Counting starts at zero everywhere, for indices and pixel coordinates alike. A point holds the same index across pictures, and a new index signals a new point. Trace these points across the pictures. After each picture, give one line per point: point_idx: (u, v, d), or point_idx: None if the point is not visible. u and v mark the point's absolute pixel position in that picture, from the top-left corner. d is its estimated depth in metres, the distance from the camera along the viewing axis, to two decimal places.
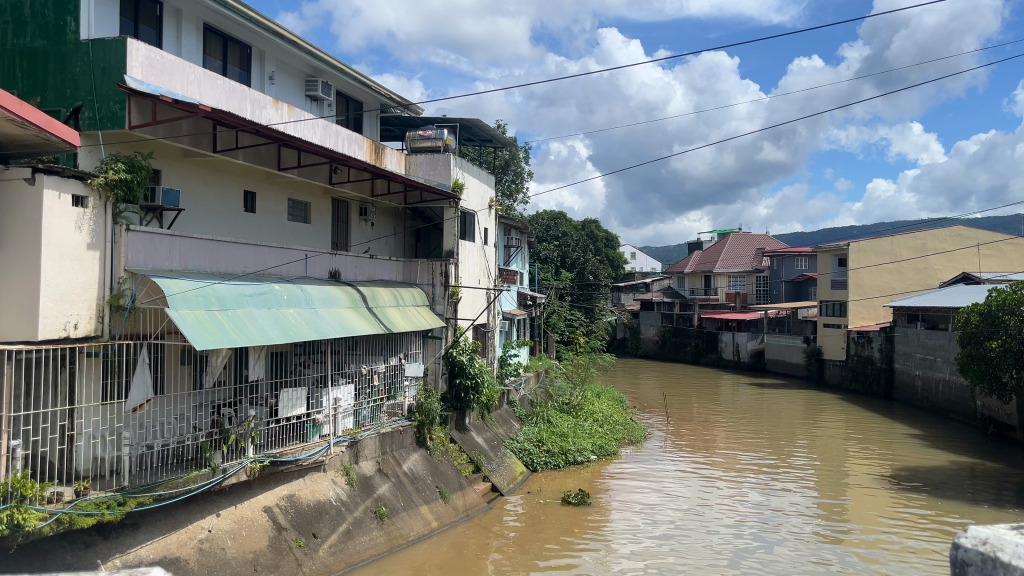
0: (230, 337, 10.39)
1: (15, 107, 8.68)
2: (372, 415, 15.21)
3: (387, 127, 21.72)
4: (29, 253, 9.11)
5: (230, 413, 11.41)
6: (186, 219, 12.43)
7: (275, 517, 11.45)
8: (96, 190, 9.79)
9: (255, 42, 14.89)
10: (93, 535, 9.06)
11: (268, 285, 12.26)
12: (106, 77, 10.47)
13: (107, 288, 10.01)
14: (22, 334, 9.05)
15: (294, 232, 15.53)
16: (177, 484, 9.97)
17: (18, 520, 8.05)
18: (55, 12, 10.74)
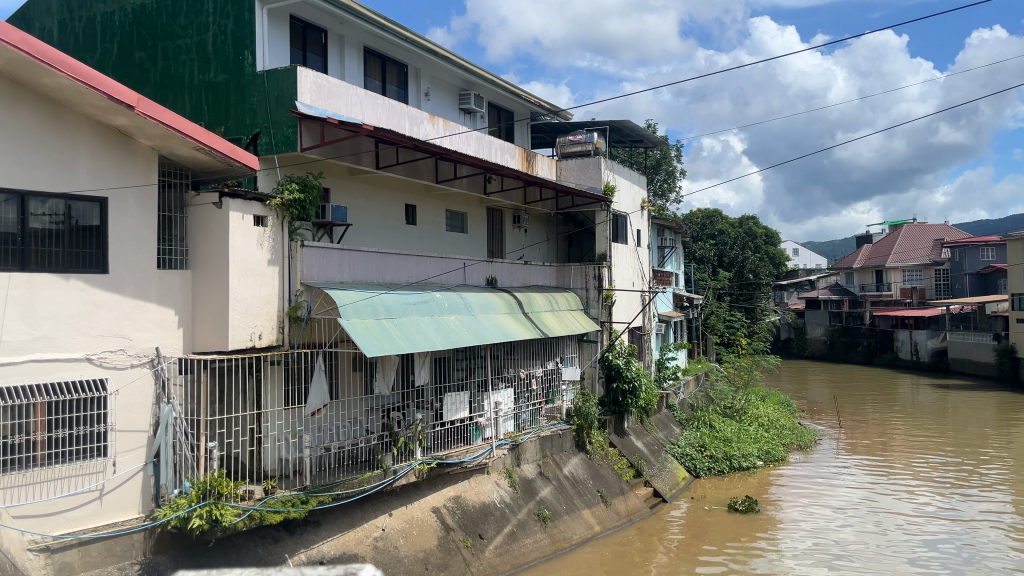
0: (398, 344, 10.87)
1: (202, 136, 9.57)
2: (531, 418, 15.44)
3: (539, 134, 22.02)
4: (218, 271, 9.97)
5: (400, 416, 11.94)
6: (353, 233, 13.16)
7: (443, 517, 11.86)
8: (274, 210, 10.52)
9: (411, 61, 15.50)
10: (281, 531, 9.87)
11: (431, 293, 12.70)
12: (280, 104, 11.19)
13: (286, 300, 10.71)
14: (216, 345, 9.98)
15: (452, 242, 16.05)
16: (353, 484, 10.56)
17: (215, 516, 9.04)
18: (234, 47, 11.60)
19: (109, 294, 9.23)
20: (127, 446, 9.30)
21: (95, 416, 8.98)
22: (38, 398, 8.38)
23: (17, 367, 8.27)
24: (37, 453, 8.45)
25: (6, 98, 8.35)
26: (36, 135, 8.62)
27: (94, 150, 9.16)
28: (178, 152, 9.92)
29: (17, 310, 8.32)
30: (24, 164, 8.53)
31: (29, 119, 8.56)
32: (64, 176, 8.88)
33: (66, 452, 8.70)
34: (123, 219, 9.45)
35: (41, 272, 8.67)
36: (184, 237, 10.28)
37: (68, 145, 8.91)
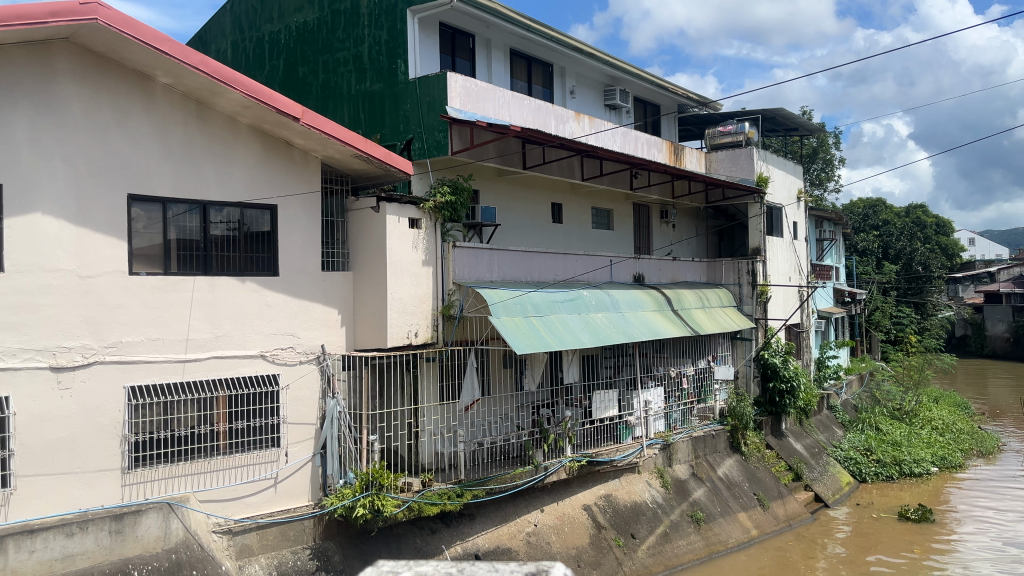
0: (546, 342, 10.94)
1: (361, 144, 10.03)
2: (682, 418, 15.15)
3: (687, 127, 21.55)
4: (376, 272, 10.43)
5: (549, 413, 12.06)
6: (502, 233, 13.43)
7: (594, 515, 11.93)
8: (428, 212, 10.88)
9: (556, 60, 15.57)
10: (438, 522, 10.38)
11: (579, 290, 12.71)
12: (431, 110, 11.54)
13: (439, 300, 11.03)
14: (376, 343, 10.44)
15: (598, 239, 16.04)
16: (506, 479, 10.89)
17: (377, 506, 9.52)
18: (388, 56, 12.09)
19: (281, 296, 9.91)
20: (299, 437, 9.94)
21: (269, 409, 9.70)
22: (219, 392, 9.25)
23: (202, 363, 9.17)
24: (220, 442, 9.32)
25: (187, 116, 9.19)
26: (212, 148, 9.41)
27: (262, 159, 9.84)
28: (339, 160, 10.46)
29: (201, 311, 9.20)
30: (202, 174, 9.32)
31: (207, 134, 9.36)
32: (237, 184, 9.62)
33: (245, 442, 9.49)
34: (291, 225, 10.08)
35: (221, 275, 9.47)
36: (345, 240, 10.87)
37: (239, 156, 9.64)
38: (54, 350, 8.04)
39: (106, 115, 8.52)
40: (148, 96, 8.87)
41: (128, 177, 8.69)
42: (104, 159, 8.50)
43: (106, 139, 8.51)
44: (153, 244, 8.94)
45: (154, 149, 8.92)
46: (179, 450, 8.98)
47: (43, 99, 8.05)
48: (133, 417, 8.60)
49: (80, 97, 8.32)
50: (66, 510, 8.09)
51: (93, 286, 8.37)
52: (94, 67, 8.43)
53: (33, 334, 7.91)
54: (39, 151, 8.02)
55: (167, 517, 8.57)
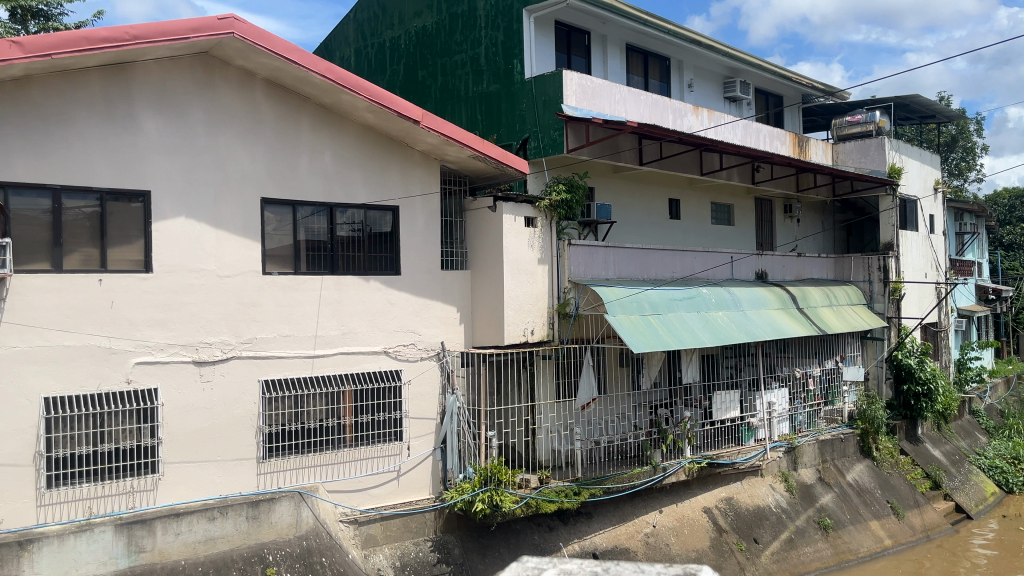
0: (664, 341, 10.78)
1: (478, 145, 10.17)
2: (809, 420, 14.51)
3: (812, 117, 20.72)
4: (494, 269, 10.54)
5: (667, 413, 11.86)
6: (619, 230, 13.35)
7: (715, 518, 11.81)
8: (543, 211, 10.90)
9: (674, 54, 15.30)
10: (555, 520, 10.58)
11: (698, 288, 12.42)
12: (547, 108, 11.57)
13: (555, 298, 11.00)
14: (494, 340, 10.53)
15: (718, 235, 15.66)
16: (623, 479, 10.90)
17: (496, 501, 9.64)
18: (504, 57, 12.22)
19: (403, 294, 10.21)
20: (420, 432, 10.22)
21: (392, 404, 10.01)
22: (345, 387, 9.61)
23: (329, 359, 9.57)
24: (347, 435, 9.69)
25: (315, 122, 9.60)
26: (337, 152, 9.78)
27: (384, 162, 10.15)
28: (457, 161, 10.65)
29: (328, 309, 9.59)
30: (329, 177, 9.71)
31: (333, 139, 9.74)
32: (361, 186, 9.96)
33: (369, 436, 9.84)
34: (412, 225, 10.36)
35: (347, 274, 9.83)
36: (463, 240, 11.04)
37: (363, 159, 9.98)
38: (197, 345, 8.61)
39: (242, 123, 9.02)
40: (289, 106, 9.40)
41: (262, 180, 9.16)
42: (241, 164, 9.00)
43: (242, 145, 9.01)
44: (284, 245, 9.39)
45: (297, 157, 9.44)
46: (308, 441, 9.38)
47: (187, 110, 8.62)
48: (266, 409, 9.08)
49: (220, 106, 8.85)
50: (207, 496, 8.67)
51: (231, 285, 8.88)
52: (232, 78, 8.95)
53: (177, 330, 8.50)
54: (184, 157, 8.59)
55: (298, 505, 8.93)
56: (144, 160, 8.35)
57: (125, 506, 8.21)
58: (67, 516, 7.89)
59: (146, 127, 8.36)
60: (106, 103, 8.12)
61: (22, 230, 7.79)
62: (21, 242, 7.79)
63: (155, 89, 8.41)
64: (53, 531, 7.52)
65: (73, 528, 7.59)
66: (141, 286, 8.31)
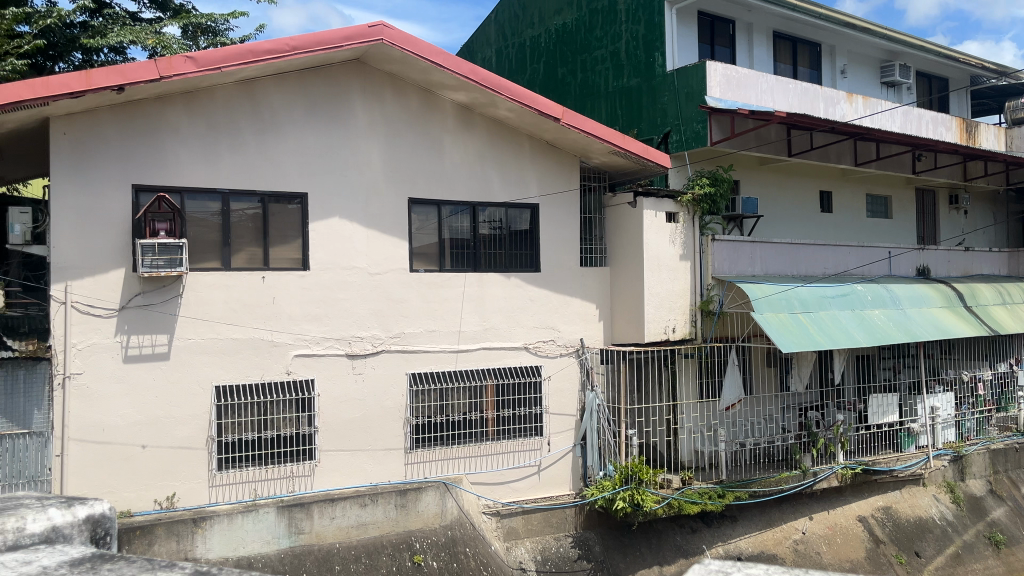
0: (816, 341, 10.31)
1: (618, 140, 9.99)
2: (978, 427, 13.37)
3: (981, 101, 19.21)
4: (635, 266, 10.42)
5: (818, 416, 11.32)
6: (766, 225, 12.90)
7: (871, 528, 11.30)
8: (685, 206, 10.67)
9: (825, 39, 14.59)
10: (698, 522, 10.44)
11: (852, 285, 11.79)
12: (690, 101, 11.32)
13: (698, 295, 10.76)
14: (633, 337, 10.39)
15: (875, 229, 14.80)
16: (771, 483, 10.52)
17: (637, 500, 9.56)
18: (645, 51, 12.05)
19: (543, 290, 10.28)
20: (561, 427, 10.26)
21: (533, 398, 10.13)
22: (488, 381, 9.81)
23: (472, 354, 9.78)
24: (489, 429, 9.89)
25: (461, 124, 9.84)
26: (483, 153, 9.99)
27: (526, 161, 10.26)
28: (598, 158, 10.60)
29: (472, 305, 9.81)
30: (473, 177, 9.93)
31: (477, 140, 9.95)
32: (503, 185, 10.12)
33: (511, 430, 10.00)
34: (552, 222, 10.40)
35: (489, 271, 10.01)
36: (603, 237, 10.99)
37: (506, 159, 10.14)
38: (350, 339, 9.05)
39: (392, 126, 9.38)
40: (437, 108, 9.69)
41: (411, 181, 9.49)
42: (391, 166, 9.36)
43: (391, 147, 9.36)
44: (431, 243, 9.69)
45: (442, 158, 9.71)
46: (453, 433, 9.67)
47: (342, 115, 9.07)
48: (413, 402, 9.39)
49: (372, 111, 9.24)
50: (358, 483, 9.09)
51: (380, 282, 9.25)
52: (383, 83, 9.32)
53: (332, 324, 8.95)
54: (339, 161, 9.04)
55: (443, 495, 9.18)
56: (304, 164, 8.86)
57: (286, 490, 8.75)
58: (235, 497, 8.51)
59: (305, 132, 8.86)
60: (271, 110, 8.69)
61: (196, 232, 8.44)
62: (194, 243, 8.44)
63: (313, 96, 8.90)
64: (223, 510, 8.11)
65: (240, 508, 8.14)
66: (299, 283, 8.81)
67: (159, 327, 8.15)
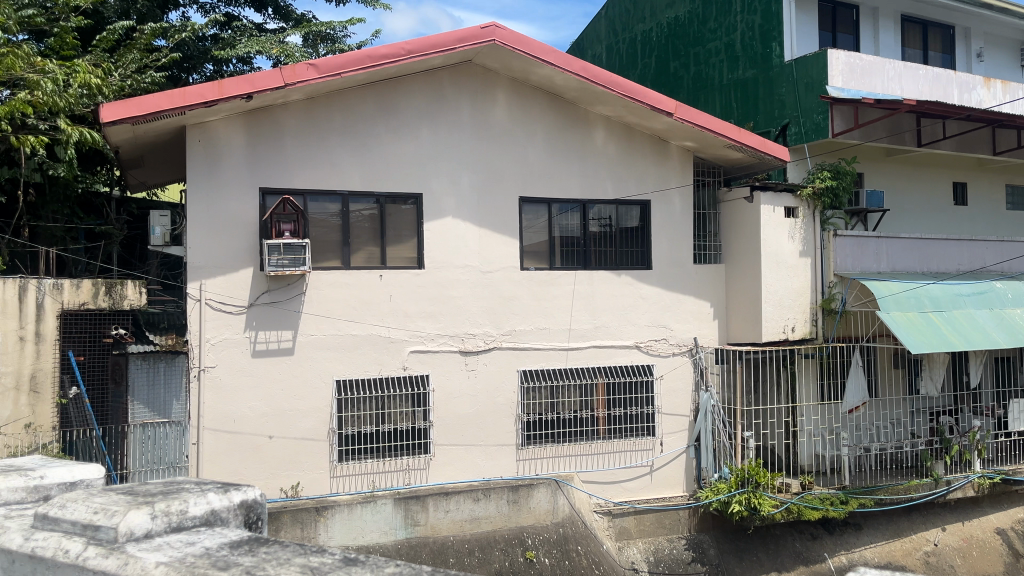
0: (949, 341, 9.87)
1: (733, 134, 9.74)
2: None
3: None
4: (751, 263, 10.13)
5: (952, 422, 10.71)
6: (892, 219, 12.28)
7: (1011, 541, 10.89)
8: (805, 200, 10.27)
9: (958, 21, 13.75)
10: (820, 529, 10.09)
11: (989, 282, 11.04)
12: (810, 91, 10.89)
13: (819, 292, 10.35)
14: (750, 336, 10.10)
15: (1015, 222, 13.83)
16: (899, 491, 10.05)
17: (755, 504, 9.29)
18: (762, 41, 11.69)
19: (654, 288, 10.13)
20: (674, 428, 10.10)
21: (645, 398, 10.04)
22: (598, 379, 9.78)
23: (583, 352, 9.76)
24: (600, 427, 9.85)
25: (570, 122, 9.83)
26: (593, 150, 9.94)
27: (637, 157, 10.15)
28: (712, 152, 10.36)
29: (582, 303, 9.78)
30: (583, 175, 9.89)
31: (587, 138, 9.91)
32: (614, 183, 10.03)
33: (622, 429, 9.93)
34: (663, 218, 10.23)
35: (600, 269, 9.94)
36: (717, 233, 10.71)
37: (616, 157, 10.05)
38: (463, 336, 9.20)
39: (503, 126, 9.47)
40: (547, 107, 9.72)
41: (522, 180, 9.55)
42: (502, 165, 9.44)
43: (501, 147, 9.45)
44: (542, 241, 9.73)
45: (552, 157, 9.72)
46: (566, 431, 9.70)
47: (454, 117, 9.23)
48: (525, 398, 9.47)
49: (483, 112, 9.37)
50: (472, 478, 9.22)
51: (492, 280, 9.36)
52: (494, 84, 9.43)
53: (446, 322, 9.13)
54: (451, 162, 9.20)
55: (555, 493, 9.23)
56: (418, 166, 9.07)
57: (402, 482, 8.98)
58: (354, 488, 8.80)
59: (419, 135, 9.07)
60: (386, 115, 8.93)
61: (317, 232, 8.76)
62: (316, 243, 8.76)
63: (427, 99, 9.11)
64: (343, 500, 8.41)
65: (359, 499, 8.42)
66: (414, 281, 9.02)
67: (284, 323, 8.52)
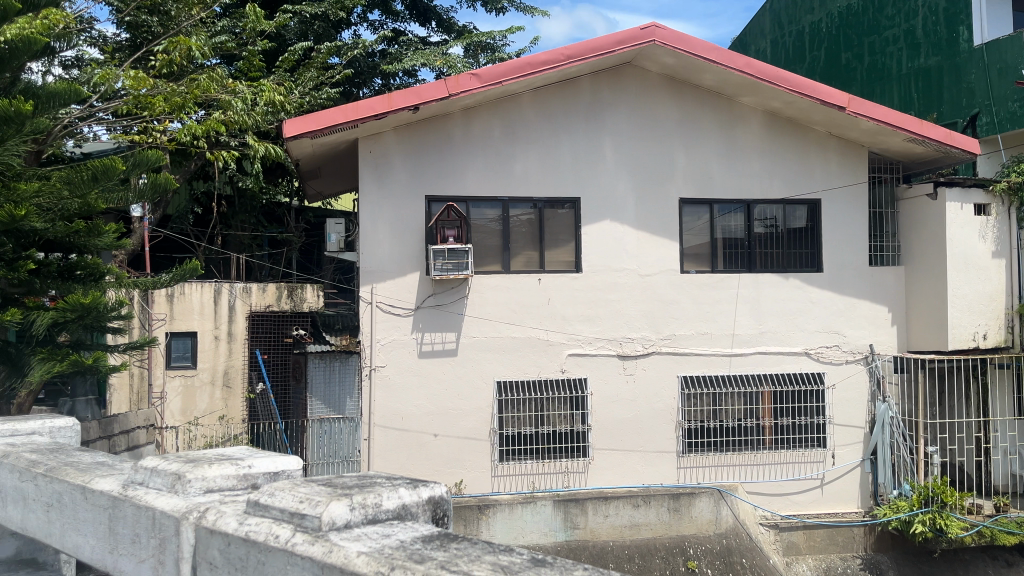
0: None
1: (915, 126, 9.04)
2: None
3: None
4: (935, 265, 9.38)
5: None
6: None
7: None
8: (999, 195, 9.45)
9: None
10: (1015, 555, 9.27)
11: None
12: (1003, 77, 9.99)
13: (1016, 297, 9.48)
14: (934, 344, 9.38)
15: None
16: None
17: (941, 526, 8.62)
18: (947, 25, 10.85)
19: (825, 292, 9.62)
20: (847, 440, 9.55)
21: (814, 408, 9.55)
22: (763, 388, 9.38)
23: (748, 358, 9.42)
24: (765, 437, 9.43)
25: (731, 119, 9.52)
26: (757, 148, 9.57)
27: (806, 154, 9.68)
28: (890, 147, 9.71)
29: (746, 307, 9.43)
30: (747, 174, 9.54)
31: (749, 136, 9.56)
32: (779, 181, 9.61)
33: (791, 439, 9.47)
34: (835, 218, 9.70)
35: (765, 272, 9.55)
36: (897, 233, 9.97)
37: (783, 154, 9.64)
38: (621, 340, 9.13)
39: (663, 127, 9.33)
40: (709, 106, 9.48)
41: (681, 181, 9.35)
42: (662, 167, 9.30)
43: (661, 148, 9.31)
44: (703, 243, 9.48)
45: (713, 157, 9.46)
46: (728, 440, 9.37)
47: (611, 118, 9.20)
48: (686, 405, 9.26)
49: (642, 113, 9.28)
50: (631, 483, 9.13)
51: (651, 283, 9.24)
52: (652, 84, 9.32)
53: (605, 325, 9.10)
54: (608, 163, 9.17)
55: (718, 502, 8.94)
56: (575, 168, 9.10)
57: (562, 485, 9.01)
58: (515, 488, 8.95)
59: (578, 139, 9.12)
60: (545, 118, 9.05)
61: (478, 238, 8.97)
62: (478, 248, 8.98)
63: (584, 102, 9.14)
64: (505, 500, 8.59)
65: (520, 500, 8.57)
66: (573, 285, 9.06)
67: (448, 324, 8.81)
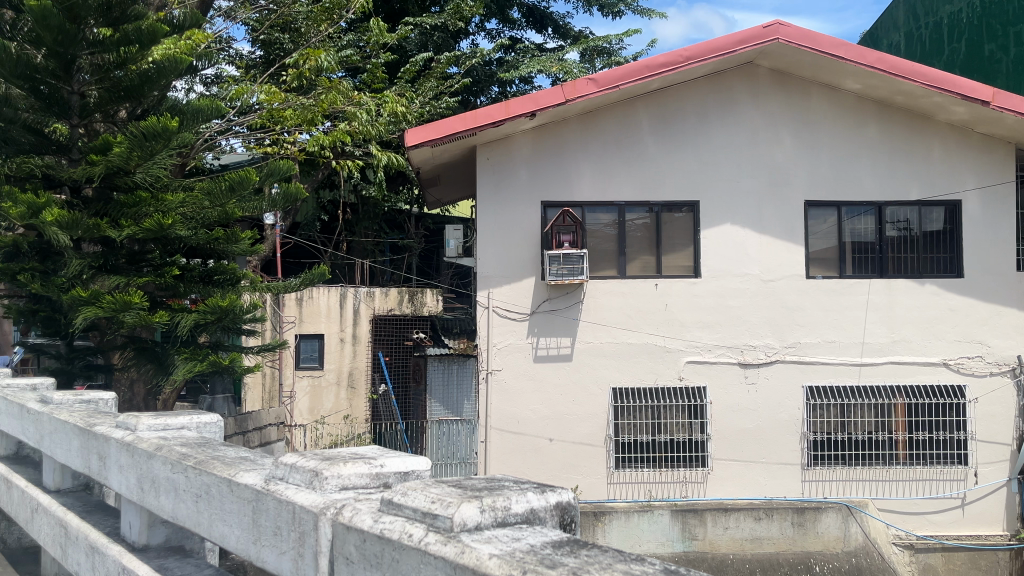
0: None
1: None
2: None
3: None
4: None
5: None
6: None
7: None
8: None
9: None
10: None
11: None
12: None
13: None
14: None
15: None
16: None
17: None
18: None
19: (966, 299, 9.02)
20: (991, 457, 8.91)
21: (955, 422, 8.94)
22: (897, 399, 8.87)
23: (878, 368, 8.96)
24: (899, 452, 8.89)
25: (863, 117, 9.10)
26: (890, 147, 9.10)
27: (944, 152, 9.12)
28: None
29: (878, 315, 8.97)
30: (879, 174, 9.08)
31: (882, 134, 9.10)
32: (914, 182, 9.08)
33: (926, 454, 8.88)
34: (979, 219, 9.07)
35: (899, 278, 9.04)
36: None
37: (918, 153, 9.11)
38: (742, 347, 8.88)
39: (787, 127, 9.02)
40: (837, 104, 9.09)
41: (806, 183, 8.99)
42: (785, 168, 8.98)
43: (785, 148, 9.00)
44: (830, 247, 9.06)
45: (842, 157, 9.05)
46: (856, 453, 8.89)
47: (733, 119, 8.98)
48: (812, 415, 8.85)
49: (765, 113, 9.00)
50: (753, 495, 8.83)
51: (774, 289, 8.94)
52: (777, 84, 9.04)
53: (724, 332, 8.88)
54: (729, 166, 8.95)
55: (846, 519, 8.59)
56: (694, 171, 8.93)
57: (679, 494, 8.79)
58: (632, 495, 8.79)
59: (697, 141, 8.94)
60: (665, 121, 8.93)
61: (595, 243, 8.92)
62: (595, 253, 8.92)
63: (705, 103, 8.97)
64: (622, 507, 8.57)
65: (637, 507, 8.54)
66: (692, 291, 8.88)
67: (565, 330, 8.82)
